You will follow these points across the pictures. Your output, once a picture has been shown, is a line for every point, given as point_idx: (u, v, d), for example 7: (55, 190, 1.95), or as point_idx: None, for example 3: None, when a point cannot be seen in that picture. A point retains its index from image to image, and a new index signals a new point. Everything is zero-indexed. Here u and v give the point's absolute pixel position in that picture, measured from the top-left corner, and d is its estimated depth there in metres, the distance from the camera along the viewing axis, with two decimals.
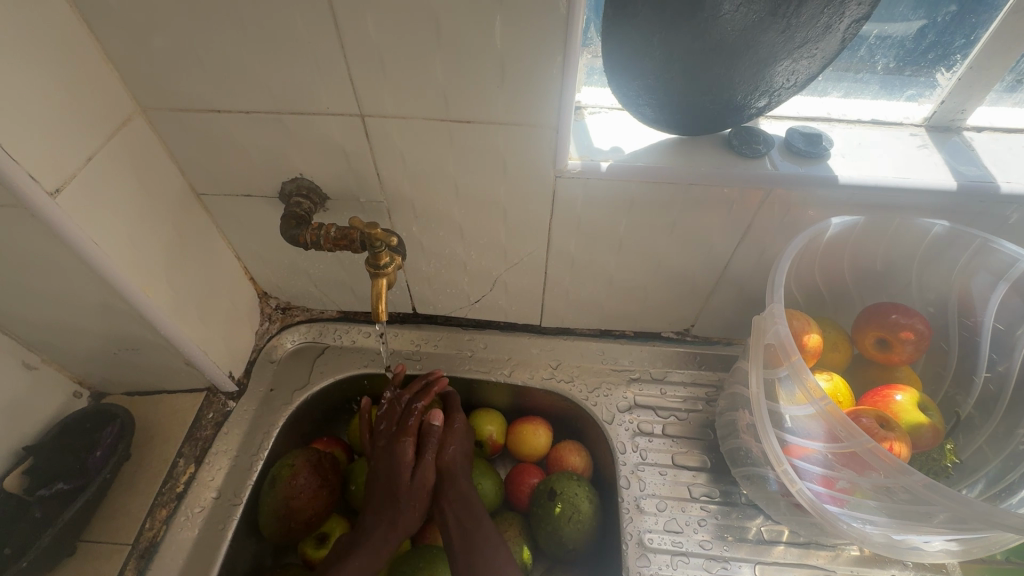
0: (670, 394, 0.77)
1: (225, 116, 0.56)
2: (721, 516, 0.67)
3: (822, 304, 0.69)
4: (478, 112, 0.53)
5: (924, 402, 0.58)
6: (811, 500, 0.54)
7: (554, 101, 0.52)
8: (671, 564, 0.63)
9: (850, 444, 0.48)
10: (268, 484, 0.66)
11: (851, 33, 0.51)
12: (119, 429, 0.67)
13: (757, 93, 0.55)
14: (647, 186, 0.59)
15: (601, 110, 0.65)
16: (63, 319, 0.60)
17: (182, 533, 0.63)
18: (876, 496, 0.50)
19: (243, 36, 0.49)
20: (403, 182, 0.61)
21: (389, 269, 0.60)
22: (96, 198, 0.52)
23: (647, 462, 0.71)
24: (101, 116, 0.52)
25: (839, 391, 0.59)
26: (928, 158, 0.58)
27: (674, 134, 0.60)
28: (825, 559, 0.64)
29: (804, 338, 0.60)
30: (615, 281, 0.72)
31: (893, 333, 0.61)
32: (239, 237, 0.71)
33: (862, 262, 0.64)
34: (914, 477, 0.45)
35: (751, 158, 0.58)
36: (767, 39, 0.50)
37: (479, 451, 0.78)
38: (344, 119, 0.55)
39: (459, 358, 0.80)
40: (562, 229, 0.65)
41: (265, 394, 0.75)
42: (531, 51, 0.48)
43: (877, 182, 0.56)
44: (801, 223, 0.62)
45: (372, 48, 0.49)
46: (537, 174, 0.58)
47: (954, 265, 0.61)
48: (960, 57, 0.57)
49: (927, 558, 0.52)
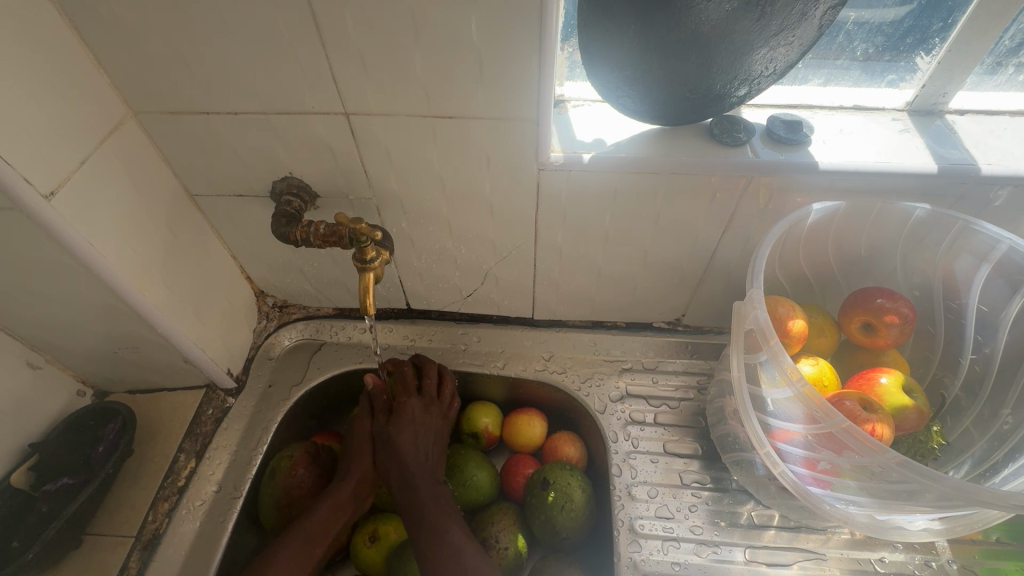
0: (662, 383, 0.78)
1: (214, 117, 0.58)
2: (713, 502, 0.68)
3: (810, 291, 0.70)
4: (460, 108, 0.54)
5: (909, 384, 0.58)
6: (795, 483, 0.55)
7: (533, 94, 0.53)
8: (662, 549, 0.64)
9: (827, 425, 0.49)
10: (267, 476, 0.68)
11: (828, 20, 0.52)
12: (121, 425, 0.69)
13: (737, 82, 0.56)
14: (630, 177, 0.59)
15: (585, 103, 0.65)
16: (64, 319, 0.61)
17: (185, 524, 0.65)
18: (857, 477, 0.51)
19: (228, 39, 0.51)
20: (391, 179, 0.62)
21: (377, 264, 0.61)
22: (91, 199, 0.54)
23: (639, 451, 0.72)
24: (93, 120, 0.54)
25: (825, 376, 0.60)
26: (910, 142, 0.59)
27: (656, 125, 0.61)
28: (816, 542, 0.65)
29: (789, 324, 0.61)
30: (604, 272, 0.73)
31: (878, 317, 0.61)
32: (234, 236, 0.73)
33: (848, 248, 0.65)
34: (891, 456, 0.46)
35: (732, 146, 0.59)
36: (743, 27, 0.50)
37: (474, 442, 0.79)
38: (330, 118, 0.57)
39: (453, 351, 0.82)
40: (549, 221, 0.66)
41: (264, 390, 0.76)
42: (508, 46, 0.49)
43: (858, 167, 0.57)
44: (785, 210, 0.62)
45: (354, 47, 0.50)
46: (521, 167, 0.59)
47: (939, 248, 0.61)
48: (939, 40, 0.57)
49: (911, 537, 0.53)
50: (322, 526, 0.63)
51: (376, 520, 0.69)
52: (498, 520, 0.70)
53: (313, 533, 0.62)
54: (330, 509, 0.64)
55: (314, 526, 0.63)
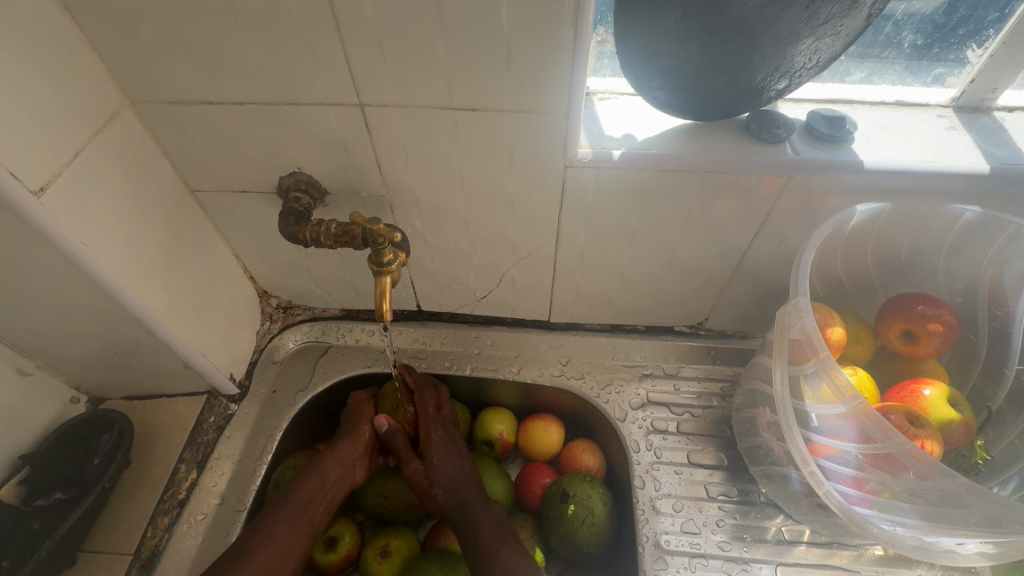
0: (684, 390, 0.75)
1: (218, 108, 0.54)
2: (740, 516, 0.65)
3: (844, 296, 0.66)
4: (484, 100, 0.51)
5: (954, 396, 0.55)
6: (839, 503, 0.51)
7: (563, 85, 0.49)
8: (689, 566, 0.61)
9: (885, 445, 0.46)
10: (272, 489, 0.64)
11: (877, 8, 0.48)
12: (117, 436, 0.65)
13: (777, 74, 0.52)
14: (661, 175, 0.56)
15: (611, 96, 0.62)
16: (56, 324, 0.57)
17: (186, 540, 0.61)
18: (909, 499, 0.48)
19: (233, 23, 0.47)
20: (406, 175, 0.59)
21: (393, 266, 0.57)
22: (84, 195, 0.50)
23: (662, 461, 0.69)
24: (87, 110, 0.50)
25: (865, 386, 0.57)
26: (959, 140, 0.55)
27: (688, 120, 0.57)
28: (848, 559, 0.62)
29: (826, 332, 0.58)
30: (626, 275, 0.70)
31: (920, 325, 0.58)
32: (237, 235, 0.69)
33: (888, 251, 0.62)
34: (955, 480, 0.43)
35: (770, 143, 0.56)
36: (789, 15, 0.47)
37: (488, 450, 0.75)
38: (343, 109, 0.53)
39: (466, 355, 0.78)
40: (572, 221, 0.62)
41: (268, 396, 0.73)
42: (539, 33, 0.46)
43: (906, 166, 0.53)
44: (822, 211, 0.59)
45: (371, 32, 0.46)
46: (546, 164, 0.56)
47: (986, 253, 0.59)
48: (993, 32, 0.53)
49: (961, 561, 0.50)
50: (312, 497, 0.61)
51: (387, 535, 0.66)
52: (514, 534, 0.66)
53: (301, 505, 0.60)
54: (324, 481, 0.62)
55: (303, 497, 0.60)
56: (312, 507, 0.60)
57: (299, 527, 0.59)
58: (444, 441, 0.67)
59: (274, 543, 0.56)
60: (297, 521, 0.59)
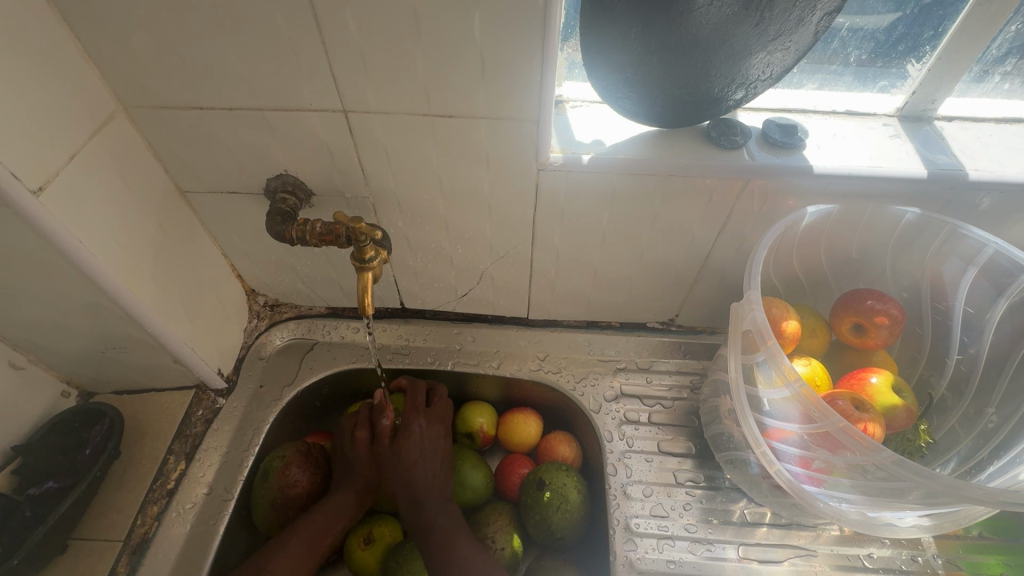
0: (656, 383, 0.79)
1: (208, 113, 0.57)
2: (706, 500, 0.68)
3: (801, 292, 0.71)
4: (460, 107, 0.54)
5: (898, 384, 0.60)
6: (789, 481, 0.57)
7: (534, 94, 0.52)
8: (657, 548, 0.65)
9: (823, 424, 0.51)
10: (260, 477, 0.67)
11: (824, 26, 0.52)
12: (108, 428, 0.67)
13: (734, 85, 0.56)
14: (628, 178, 0.60)
15: (583, 104, 0.66)
16: (49, 318, 0.60)
17: (175, 528, 0.64)
18: (850, 475, 0.53)
19: (223, 33, 0.50)
20: (388, 177, 0.62)
21: (375, 263, 0.61)
22: (79, 195, 0.52)
23: (633, 450, 0.72)
24: (82, 114, 0.52)
25: (817, 375, 0.61)
26: (901, 148, 0.60)
27: (654, 127, 0.61)
28: (806, 539, 0.66)
29: (782, 325, 0.62)
30: (600, 273, 0.73)
31: (868, 318, 0.62)
32: (225, 234, 0.71)
33: (840, 250, 0.66)
34: (884, 454, 0.48)
35: (729, 149, 0.59)
36: (742, 32, 0.51)
37: (469, 443, 0.78)
38: (328, 115, 0.56)
39: (448, 351, 0.81)
40: (546, 222, 0.66)
41: (255, 390, 0.75)
42: (511, 46, 0.49)
43: (853, 171, 0.57)
44: (779, 212, 0.63)
45: (353, 43, 0.50)
46: (520, 168, 0.59)
47: (927, 252, 0.63)
48: (929, 48, 0.58)
49: (901, 533, 0.55)
50: (329, 522, 0.64)
51: (371, 523, 0.68)
52: (493, 519, 0.69)
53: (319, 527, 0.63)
54: (343, 504, 0.66)
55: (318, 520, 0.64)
56: (330, 533, 0.64)
57: (315, 548, 0.62)
58: (437, 438, 0.70)
59: (292, 566, 0.60)
60: (314, 544, 0.62)
